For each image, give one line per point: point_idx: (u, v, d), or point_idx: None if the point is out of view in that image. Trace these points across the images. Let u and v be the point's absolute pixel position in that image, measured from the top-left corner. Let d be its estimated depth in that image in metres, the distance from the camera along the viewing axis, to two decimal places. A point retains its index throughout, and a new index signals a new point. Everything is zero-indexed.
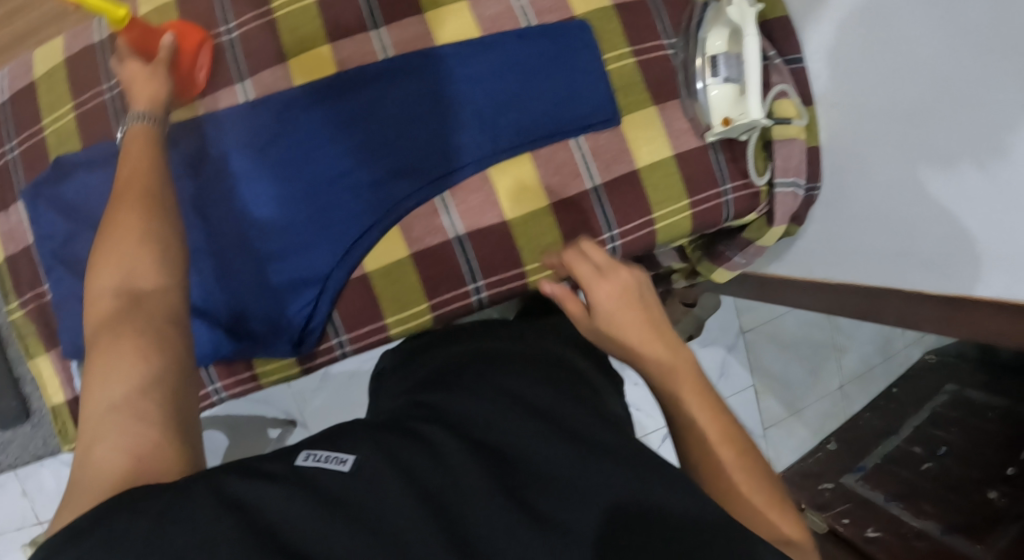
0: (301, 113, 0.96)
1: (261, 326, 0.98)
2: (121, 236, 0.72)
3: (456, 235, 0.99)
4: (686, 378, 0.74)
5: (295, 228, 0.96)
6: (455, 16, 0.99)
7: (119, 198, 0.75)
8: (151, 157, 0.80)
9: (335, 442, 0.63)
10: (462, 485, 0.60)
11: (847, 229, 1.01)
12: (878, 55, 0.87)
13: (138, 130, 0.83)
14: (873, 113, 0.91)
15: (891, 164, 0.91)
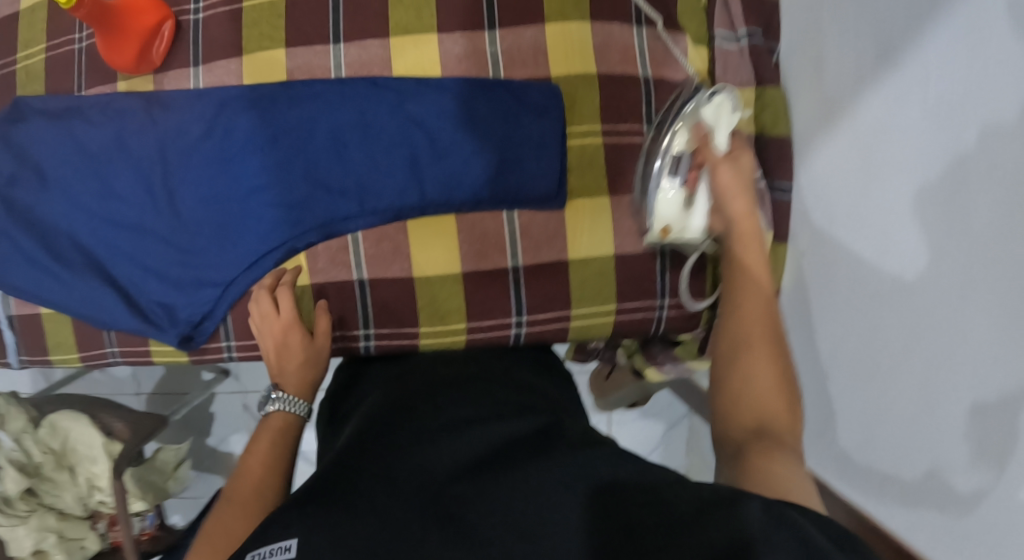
0: (238, 110, 0.89)
1: (156, 309, 0.91)
2: (211, 546, 0.64)
3: (361, 280, 0.90)
4: (756, 325, 0.71)
5: (205, 229, 0.90)
6: (420, 47, 0.89)
7: (225, 501, 0.69)
8: (273, 465, 0.73)
9: (270, 531, 0.54)
10: (416, 525, 0.52)
11: (837, 374, 0.85)
12: (876, 170, 0.76)
13: (270, 421, 0.78)
14: (864, 230, 0.79)
15: (884, 300, 0.77)
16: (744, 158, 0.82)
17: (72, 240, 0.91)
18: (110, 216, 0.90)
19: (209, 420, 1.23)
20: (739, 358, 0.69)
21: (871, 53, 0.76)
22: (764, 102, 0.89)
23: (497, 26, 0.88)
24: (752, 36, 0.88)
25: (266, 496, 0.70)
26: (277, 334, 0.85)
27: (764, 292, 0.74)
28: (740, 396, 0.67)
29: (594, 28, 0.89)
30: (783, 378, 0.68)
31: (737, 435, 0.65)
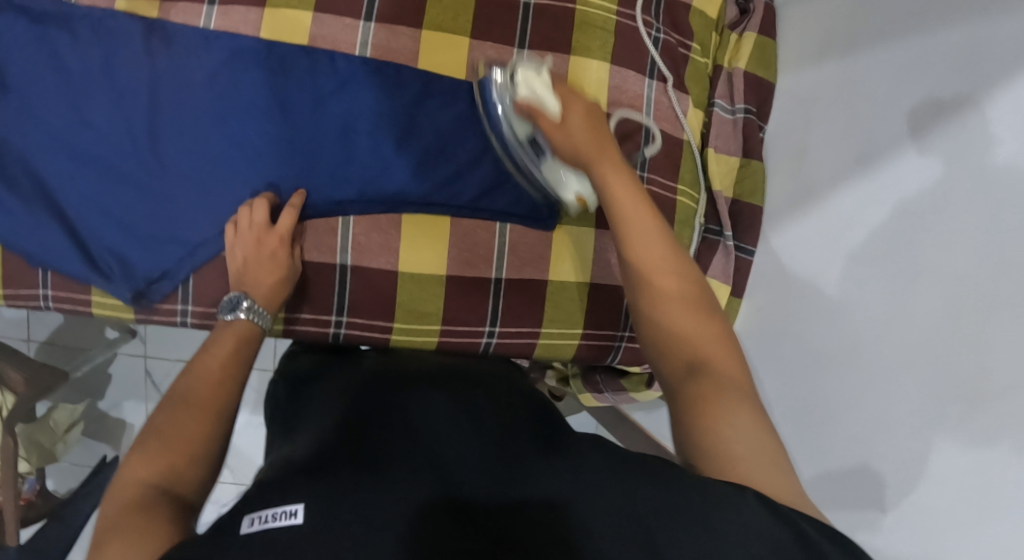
0: (249, 66, 0.84)
1: (107, 258, 0.84)
2: (164, 446, 0.65)
3: (344, 265, 0.88)
4: (656, 270, 0.70)
5: (182, 180, 0.84)
6: (451, 48, 0.89)
7: (182, 400, 0.69)
8: (233, 367, 0.74)
9: (277, 494, 0.56)
10: (422, 495, 0.55)
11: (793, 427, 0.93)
12: (838, 241, 0.88)
13: (237, 325, 0.77)
14: (819, 294, 0.90)
15: (835, 353, 0.88)
16: (576, 115, 0.76)
17: (25, 162, 0.82)
18: (78, 144, 0.82)
19: (104, 382, 1.16)
20: (648, 301, 0.69)
21: (850, 153, 0.88)
22: (746, 171, 0.99)
23: (527, 46, 0.91)
24: (748, 112, 0.99)
25: (225, 406, 0.70)
26: (261, 245, 0.81)
27: (649, 230, 0.71)
28: (670, 336, 0.68)
29: (612, 70, 0.94)
30: (694, 304, 0.69)
31: (676, 367, 0.66)
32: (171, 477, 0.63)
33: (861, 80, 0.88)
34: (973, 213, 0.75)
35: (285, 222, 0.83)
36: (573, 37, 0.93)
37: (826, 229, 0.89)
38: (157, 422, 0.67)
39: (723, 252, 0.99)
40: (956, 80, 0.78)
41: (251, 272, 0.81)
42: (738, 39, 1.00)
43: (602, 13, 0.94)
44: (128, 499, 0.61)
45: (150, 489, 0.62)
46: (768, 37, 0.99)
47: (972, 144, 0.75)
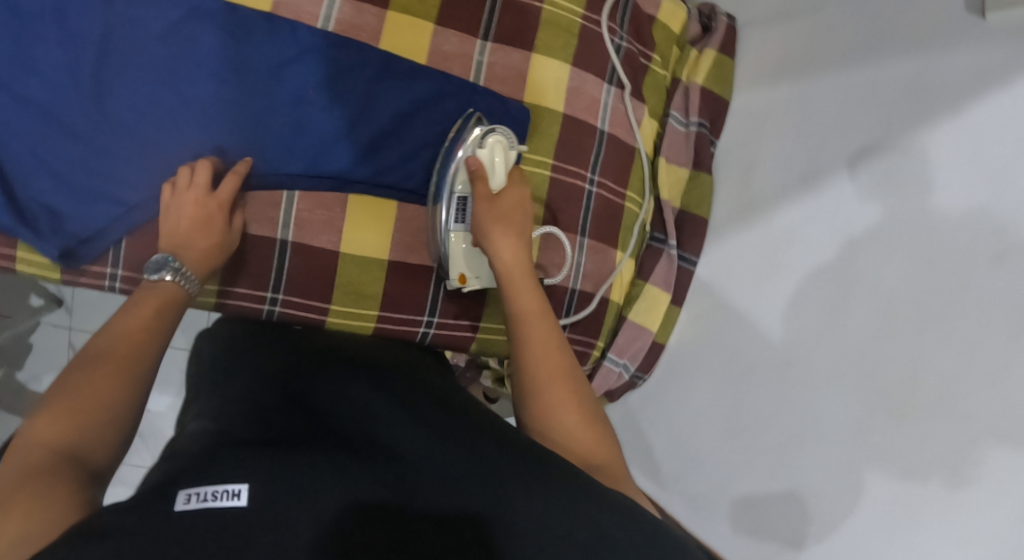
0: (205, 26, 0.83)
1: (36, 210, 0.82)
2: (71, 408, 0.63)
3: (284, 241, 0.86)
4: (559, 380, 0.69)
5: (122, 136, 0.82)
6: (414, 32, 0.90)
7: (95, 359, 0.66)
8: (153, 332, 0.71)
9: (212, 471, 0.56)
10: (361, 482, 0.56)
11: (707, 439, 0.94)
12: (777, 255, 0.91)
13: (162, 288, 0.74)
14: (763, 294, 0.91)
15: (762, 354, 0.90)
16: (510, 195, 0.80)
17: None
18: (15, 86, 0.80)
19: (24, 353, 1.11)
20: (538, 399, 0.68)
21: (796, 171, 0.90)
22: (694, 183, 1.01)
23: (490, 38, 0.92)
24: (701, 126, 1.00)
25: (141, 369, 0.68)
26: (203, 207, 0.79)
27: (542, 318, 0.72)
28: (555, 451, 0.67)
29: (574, 72, 0.95)
30: (587, 419, 0.68)
31: (563, 468, 0.67)
32: (74, 442, 0.61)
33: (813, 101, 0.90)
34: (926, 274, 0.77)
35: (230, 189, 0.81)
36: (538, 35, 0.93)
37: (763, 247, 0.93)
38: (65, 383, 0.65)
39: (667, 259, 1.00)
40: (905, 116, 0.81)
41: (183, 237, 0.78)
42: (698, 55, 1.02)
43: (569, 14, 0.94)
44: (29, 462, 0.58)
45: (52, 453, 0.59)
46: (726, 56, 1.01)
47: (911, 188, 0.78)
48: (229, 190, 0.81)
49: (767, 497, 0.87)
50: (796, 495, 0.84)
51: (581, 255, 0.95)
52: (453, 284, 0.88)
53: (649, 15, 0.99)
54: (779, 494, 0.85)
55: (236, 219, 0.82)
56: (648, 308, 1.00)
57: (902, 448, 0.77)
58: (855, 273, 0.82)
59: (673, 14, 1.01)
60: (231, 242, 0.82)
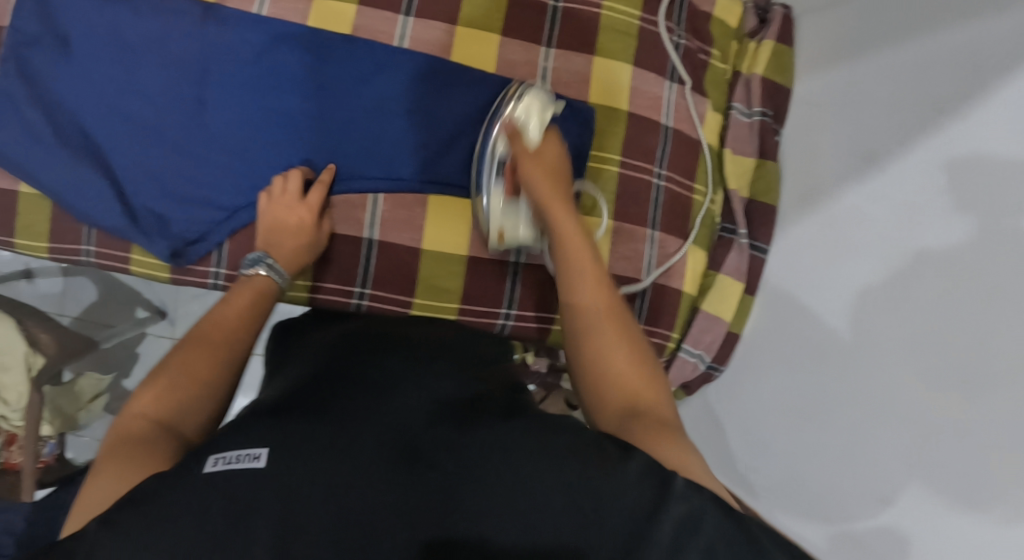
0: (293, 49, 0.94)
1: (149, 217, 0.96)
2: (169, 384, 0.70)
3: (371, 239, 0.94)
4: (610, 320, 0.72)
5: (219, 149, 0.95)
6: (482, 43, 0.96)
7: (194, 343, 0.75)
8: (248, 320, 0.79)
9: (240, 437, 0.61)
10: (371, 456, 0.58)
11: (773, 423, 0.94)
12: (834, 228, 0.92)
13: (254, 281, 0.83)
14: (825, 268, 0.92)
15: (826, 328, 0.90)
16: (548, 148, 0.86)
17: (75, 119, 0.97)
18: (135, 112, 0.96)
19: (132, 360, 1.35)
20: (587, 340, 0.72)
21: (858, 153, 0.91)
22: (762, 171, 1.01)
23: (553, 44, 0.98)
24: (765, 115, 1.03)
25: (233, 355, 0.75)
26: (289, 210, 0.89)
27: (586, 271, 0.75)
28: (605, 387, 0.69)
29: (634, 72, 0.99)
30: (636, 361, 0.70)
31: (615, 405, 0.68)
32: (172, 417, 0.69)
33: (867, 85, 0.92)
34: (939, 274, 0.79)
35: (315, 198, 0.90)
36: (597, 39, 0.99)
37: (823, 228, 0.93)
38: (167, 363, 0.73)
39: (738, 250, 1.01)
40: (958, 82, 0.81)
41: (274, 236, 0.87)
42: (757, 47, 1.05)
43: (625, 17, 1.00)
44: (131, 432, 0.66)
45: (149, 422, 0.67)
46: (785, 45, 1.04)
47: (1004, 204, 0.74)
48: (315, 194, 0.90)
49: (835, 477, 0.86)
50: (864, 475, 0.83)
51: (651, 248, 0.98)
52: (493, 239, 0.90)
53: (706, 13, 1.04)
54: (846, 479, 0.85)
55: (323, 220, 0.91)
56: (720, 298, 1.00)
57: (981, 426, 0.74)
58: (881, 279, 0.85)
59: (728, 10, 1.05)
60: (318, 241, 0.91)
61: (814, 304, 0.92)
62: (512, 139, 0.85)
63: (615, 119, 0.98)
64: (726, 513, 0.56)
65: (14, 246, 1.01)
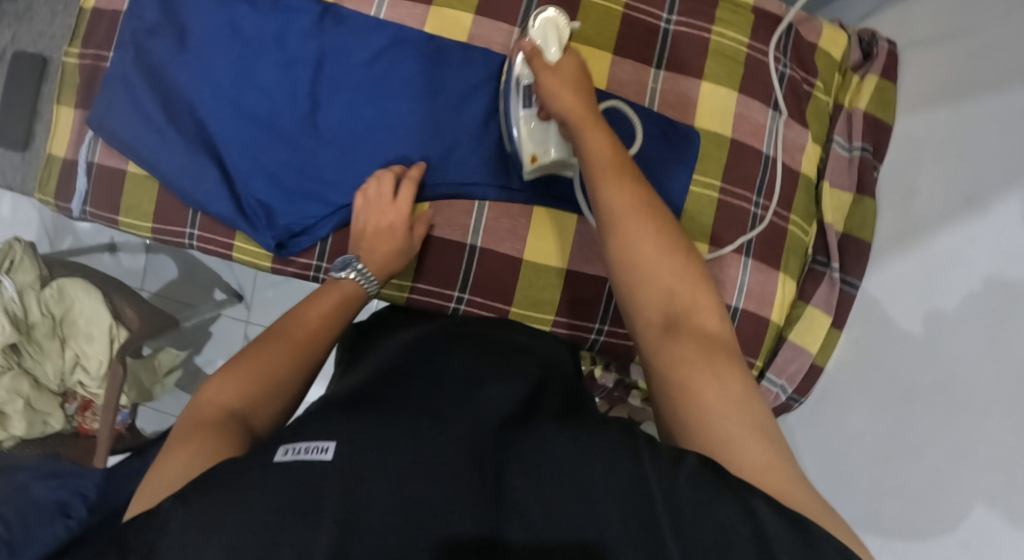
0: (410, 54, 0.96)
1: (255, 208, 0.98)
2: (246, 375, 0.73)
3: (473, 245, 0.96)
4: (638, 213, 0.75)
5: (331, 146, 0.97)
6: (595, 58, 0.97)
7: (272, 338, 0.77)
8: (330, 320, 0.81)
9: (311, 432, 0.64)
10: (432, 457, 0.62)
11: (843, 449, 0.96)
12: (919, 270, 0.93)
13: (344, 285, 0.85)
14: (901, 308, 0.94)
15: (896, 362, 0.92)
16: (568, 64, 0.85)
17: (192, 109, 1.00)
18: (248, 104, 0.98)
19: (205, 338, 1.39)
20: (623, 243, 0.75)
21: (958, 196, 0.90)
22: (858, 207, 1.02)
23: (663, 66, 0.99)
24: (865, 150, 1.03)
25: (312, 356, 0.78)
26: (381, 208, 0.91)
27: (617, 174, 0.77)
28: (638, 283, 0.74)
29: (740, 98, 1.00)
30: (665, 247, 0.75)
31: (652, 318, 0.73)
32: (244, 404, 0.71)
33: (971, 128, 0.91)
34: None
35: (405, 195, 0.91)
36: (706, 63, 1.00)
37: (913, 265, 0.94)
38: (247, 354, 0.76)
39: (828, 283, 1.02)
40: None
41: (368, 240, 0.90)
42: (860, 81, 1.05)
43: (734, 43, 1.00)
44: (205, 415, 0.69)
45: (223, 411, 0.70)
46: (888, 81, 1.03)
47: None
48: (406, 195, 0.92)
49: (900, 512, 0.87)
50: (926, 510, 0.84)
51: (745, 274, 1.00)
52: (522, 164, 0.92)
53: (811, 43, 1.04)
54: (910, 514, 0.86)
55: (414, 226, 0.93)
56: (807, 329, 1.02)
57: None
58: (937, 321, 0.88)
59: (834, 41, 1.05)
60: (409, 245, 0.92)
61: (886, 343, 0.95)
62: (531, 59, 0.85)
63: (717, 146, 0.99)
64: (779, 508, 0.60)
65: (118, 224, 1.04)
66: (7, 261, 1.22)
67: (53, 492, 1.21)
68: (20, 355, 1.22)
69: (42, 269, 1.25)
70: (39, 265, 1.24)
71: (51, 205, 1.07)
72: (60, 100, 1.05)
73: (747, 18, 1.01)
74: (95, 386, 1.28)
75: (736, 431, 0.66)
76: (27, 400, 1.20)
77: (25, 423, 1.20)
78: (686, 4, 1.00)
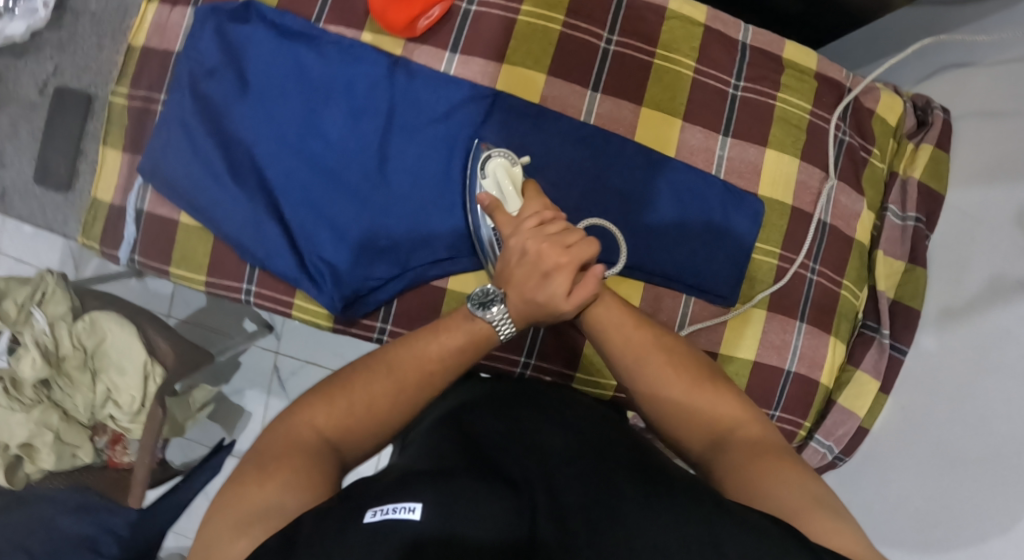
0: (483, 113, 0.96)
1: (318, 266, 0.96)
2: (343, 406, 0.71)
3: (541, 312, 0.97)
4: (658, 358, 0.74)
5: (399, 203, 0.96)
6: (664, 125, 0.99)
7: (379, 368, 0.73)
8: (445, 362, 0.74)
9: (395, 489, 0.62)
10: (488, 516, 0.60)
11: (895, 495, 0.99)
12: (967, 337, 0.95)
13: (471, 325, 0.75)
14: (948, 371, 0.97)
15: (948, 423, 0.95)
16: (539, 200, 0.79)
17: (252, 160, 0.97)
18: (313, 156, 0.97)
19: (233, 369, 1.38)
20: (651, 392, 0.73)
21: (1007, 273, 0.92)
22: (910, 276, 1.04)
23: (730, 133, 1.00)
24: (919, 221, 1.05)
25: (423, 390, 0.73)
26: (549, 257, 0.73)
27: (628, 327, 0.75)
28: (677, 424, 0.73)
29: (802, 166, 1.01)
30: (691, 384, 0.73)
31: (699, 438, 0.72)
32: (340, 437, 0.71)
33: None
34: None
35: (586, 254, 0.73)
36: (770, 129, 1.01)
37: (963, 331, 0.96)
38: (352, 381, 0.73)
39: (877, 349, 1.05)
40: None
41: (528, 297, 0.74)
42: (915, 149, 1.07)
43: (799, 110, 1.01)
44: (299, 438, 0.69)
45: (319, 440, 0.69)
46: (944, 150, 1.05)
47: None
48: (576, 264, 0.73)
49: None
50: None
51: (799, 340, 1.02)
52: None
53: (870, 109, 1.05)
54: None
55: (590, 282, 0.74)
56: (856, 394, 1.04)
57: None
58: (973, 392, 0.93)
59: (891, 108, 1.06)
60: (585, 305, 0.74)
61: (925, 411, 1.00)
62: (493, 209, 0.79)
63: (778, 214, 1.01)
64: None
65: (169, 274, 1.01)
66: (38, 293, 1.17)
67: (79, 526, 1.17)
68: (50, 389, 1.16)
69: (73, 300, 1.20)
70: (71, 296, 1.19)
71: (95, 249, 1.03)
72: (107, 142, 1.01)
73: (812, 86, 1.02)
74: (126, 422, 1.21)
75: (795, 497, 0.64)
76: (56, 433, 1.15)
77: (53, 456, 1.15)
78: (754, 70, 1.01)
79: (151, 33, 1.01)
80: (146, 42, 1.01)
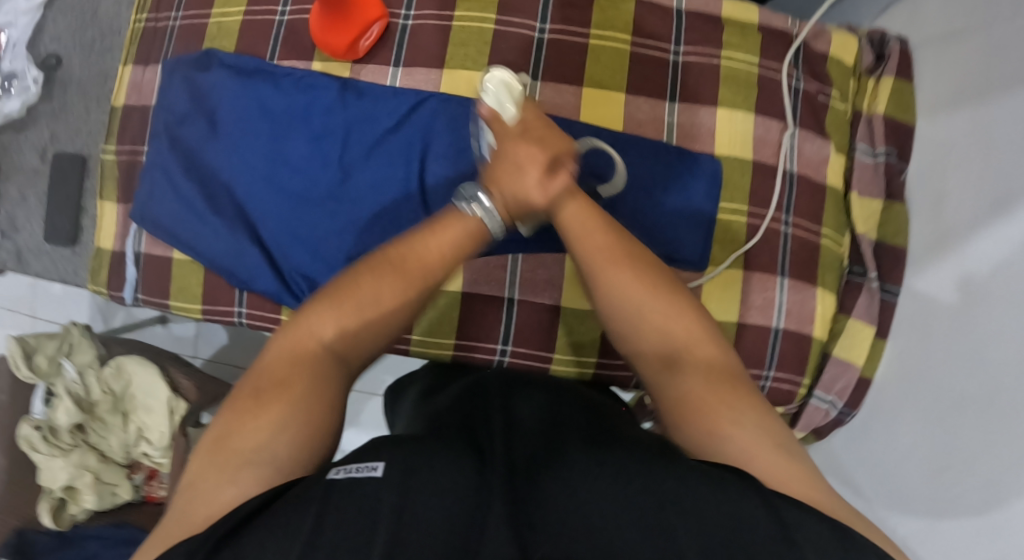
0: (432, 116, 1.00)
1: (299, 282, 1.01)
2: (350, 309, 0.71)
3: (511, 297, 0.99)
4: (616, 255, 0.73)
5: (365, 213, 1.00)
6: (609, 101, 1.00)
7: (383, 265, 0.73)
8: (449, 257, 0.74)
9: (358, 456, 0.62)
10: (453, 472, 0.59)
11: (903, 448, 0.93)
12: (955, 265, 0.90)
13: (466, 220, 0.75)
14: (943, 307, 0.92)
15: (948, 359, 0.90)
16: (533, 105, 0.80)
17: (230, 193, 1.04)
18: (282, 182, 1.02)
19: None
20: (596, 281, 0.73)
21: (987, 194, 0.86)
22: (890, 214, 1.02)
23: (677, 99, 1.01)
24: (889, 154, 1.03)
25: (429, 282, 0.73)
26: (524, 153, 0.76)
27: (580, 217, 0.75)
28: (632, 322, 0.72)
29: (757, 120, 1.01)
30: (639, 276, 0.72)
31: (649, 357, 0.71)
32: (344, 346, 0.70)
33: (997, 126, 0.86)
34: None
35: (558, 147, 0.77)
36: (718, 89, 1.01)
37: (950, 260, 0.91)
38: (356, 281, 0.72)
39: (867, 294, 1.02)
40: None
41: (507, 191, 0.75)
42: (876, 85, 1.05)
43: (745, 67, 1.01)
44: (307, 349, 0.69)
45: (323, 352, 0.69)
46: (905, 81, 1.03)
47: None
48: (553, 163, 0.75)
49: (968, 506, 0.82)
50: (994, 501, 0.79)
51: (782, 295, 1.00)
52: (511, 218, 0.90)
53: (821, 53, 1.04)
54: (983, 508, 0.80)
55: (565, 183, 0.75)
56: (851, 344, 1.01)
57: None
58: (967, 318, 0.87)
59: (846, 47, 1.05)
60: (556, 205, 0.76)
61: (921, 354, 0.95)
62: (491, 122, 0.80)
63: (739, 171, 1.00)
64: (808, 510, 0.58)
65: (169, 307, 1.07)
66: (65, 345, 1.27)
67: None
68: (85, 433, 1.25)
69: (99, 349, 1.31)
70: (97, 344, 1.30)
71: (104, 294, 1.11)
72: (103, 196, 1.10)
73: (756, 41, 1.02)
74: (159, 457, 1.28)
75: (757, 455, 0.63)
76: (95, 474, 1.22)
77: (95, 495, 1.21)
78: (692, 35, 1.02)
79: (129, 93, 1.10)
80: (126, 101, 1.10)
